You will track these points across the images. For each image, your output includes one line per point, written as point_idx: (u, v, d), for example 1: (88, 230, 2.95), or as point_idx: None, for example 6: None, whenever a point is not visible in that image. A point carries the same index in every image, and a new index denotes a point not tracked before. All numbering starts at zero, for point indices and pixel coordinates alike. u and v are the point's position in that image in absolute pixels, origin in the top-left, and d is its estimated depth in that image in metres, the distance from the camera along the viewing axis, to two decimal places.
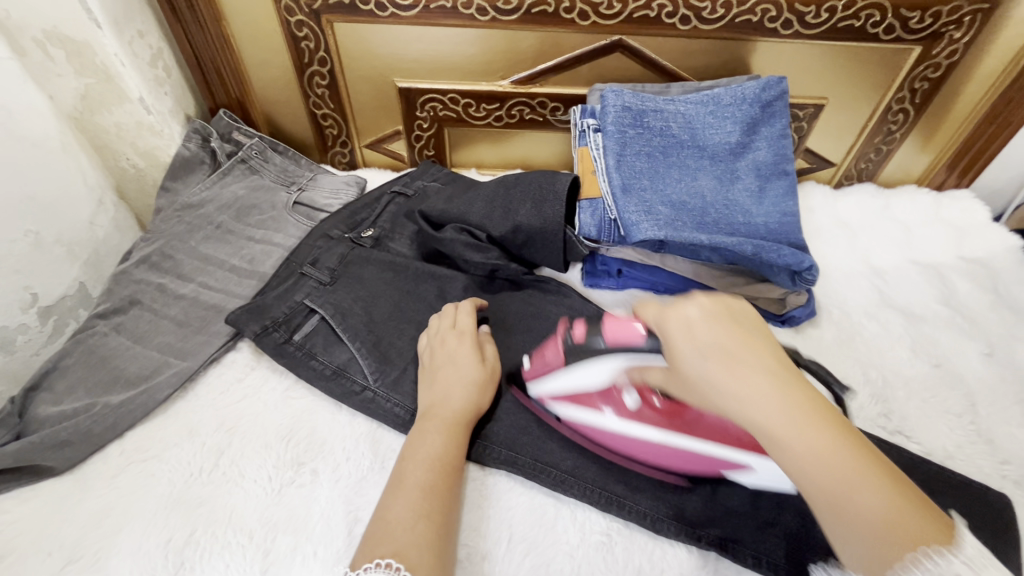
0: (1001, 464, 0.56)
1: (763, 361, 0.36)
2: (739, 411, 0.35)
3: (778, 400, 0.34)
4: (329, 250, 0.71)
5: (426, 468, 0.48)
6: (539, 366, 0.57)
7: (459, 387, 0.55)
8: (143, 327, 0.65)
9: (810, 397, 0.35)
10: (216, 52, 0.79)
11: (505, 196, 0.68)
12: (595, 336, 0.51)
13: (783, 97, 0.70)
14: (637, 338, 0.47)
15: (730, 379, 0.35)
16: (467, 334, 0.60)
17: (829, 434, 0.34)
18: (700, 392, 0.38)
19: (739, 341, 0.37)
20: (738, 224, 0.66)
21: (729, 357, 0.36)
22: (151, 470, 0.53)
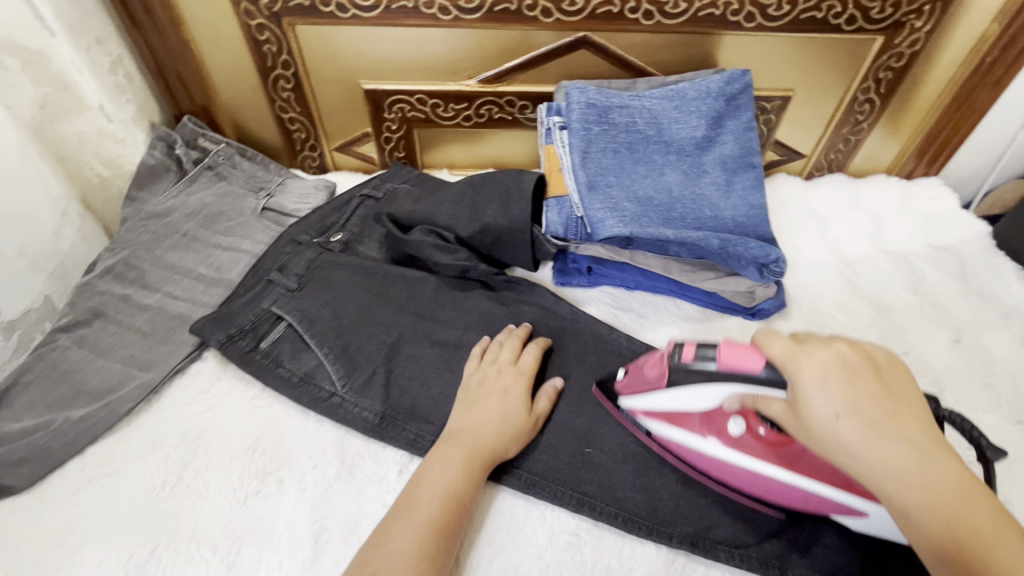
0: (966, 450, 0.57)
1: (898, 428, 0.37)
2: (864, 472, 0.37)
3: (912, 468, 0.36)
4: (296, 255, 0.70)
5: (436, 505, 0.47)
6: (636, 379, 0.53)
7: (495, 424, 0.53)
8: (106, 340, 0.64)
9: (942, 462, 0.36)
10: (179, 57, 0.78)
11: (473, 196, 0.67)
12: (709, 358, 0.46)
13: (747, 90, 0.70)
14: (756, 366, 0.43)
15: (864, 442, 0.37)
16: (523, 376, 0.57)
17: (958, 501, 0.35)
18: (821, 443, 0.39)
19: (876, 404, 0.37)
20: (706, 218, 0.66)
21: (868, 421, 0.37)
22: (114, 485, 0.53)
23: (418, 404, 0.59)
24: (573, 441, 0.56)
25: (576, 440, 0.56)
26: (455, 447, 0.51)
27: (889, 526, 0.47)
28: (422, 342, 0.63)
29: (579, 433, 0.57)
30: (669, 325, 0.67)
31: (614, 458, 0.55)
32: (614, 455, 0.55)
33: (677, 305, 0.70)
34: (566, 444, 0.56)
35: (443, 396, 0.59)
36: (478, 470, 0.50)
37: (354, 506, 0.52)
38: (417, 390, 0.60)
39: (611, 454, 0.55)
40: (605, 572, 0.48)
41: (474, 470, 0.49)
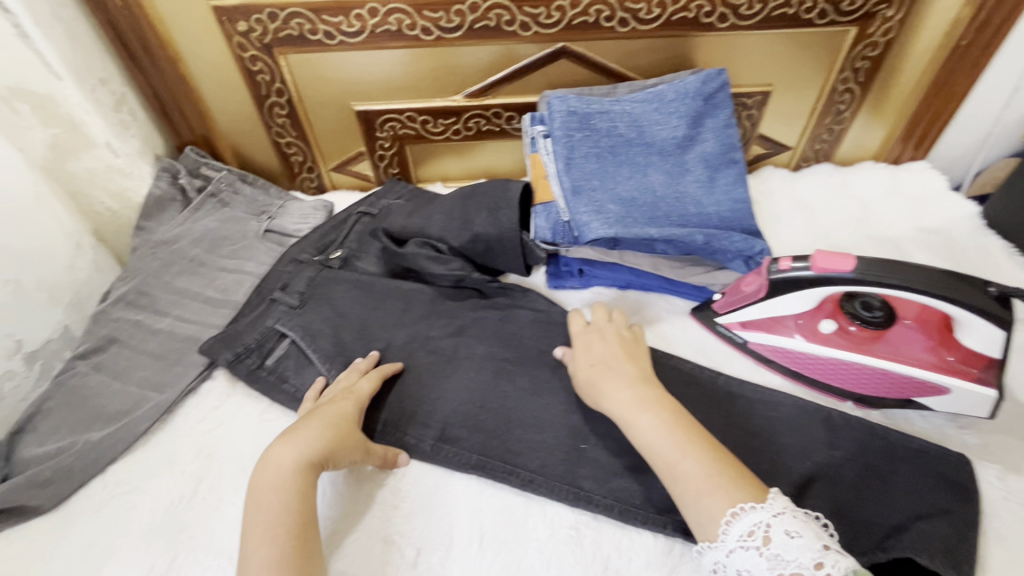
0: (960, 430, 0.57)
1: (631, 367, 0.55)
2: (606, 401, 0.52)
3: (636, 394, 0.51)
4: (296, 274, 0.73)
5: (268, 541, 0.44)
6: (735, 296, 0.63)
7: (319, 425, 0.52)
8: (122, 364, 0.67)
9: (652, 390, 0.52)
10: (179, 92, 0.82)
11: (462, 209, 0.70)
12: (802, 266, 0.56)
13: (724, 88, 0.72)
14: (846, 268, 0.53)
15: (604, 380, 0.54)
16: (358, 396, 0.57)
17: (666, 416, 0.49)
18: (589, 389, 0.55)
19: (619, 355, 0.57)
20: (690, 215, 0.68)
21: (608, 366, 0.55)
22: (133, 502, 0.55)
23: (416, 412, 0.60)
24: (569, 438, 0.58)
25: (572, 438, 0.58)
26: (273, 469, 0.48)
27: (969, 405, 0.55)
28: (420, 351, 0.66)
29: (575, 430, 0.58)
30: (662, 321, 0.68)
31: (611, 451, 0.56)
32: (609, 450, 0.57)
33: (669, 301, 0.71)
34: (563, 443, 0.57)
35: (442, 400, 0.61)
36: (294, 485, 0.47)
37: (355, 513, 0.53)
38: (417, 397, 0.61)
39: (606, 449, 0.57)
40: (605, 563, 0.50)
41: (292, 483, 0.47)
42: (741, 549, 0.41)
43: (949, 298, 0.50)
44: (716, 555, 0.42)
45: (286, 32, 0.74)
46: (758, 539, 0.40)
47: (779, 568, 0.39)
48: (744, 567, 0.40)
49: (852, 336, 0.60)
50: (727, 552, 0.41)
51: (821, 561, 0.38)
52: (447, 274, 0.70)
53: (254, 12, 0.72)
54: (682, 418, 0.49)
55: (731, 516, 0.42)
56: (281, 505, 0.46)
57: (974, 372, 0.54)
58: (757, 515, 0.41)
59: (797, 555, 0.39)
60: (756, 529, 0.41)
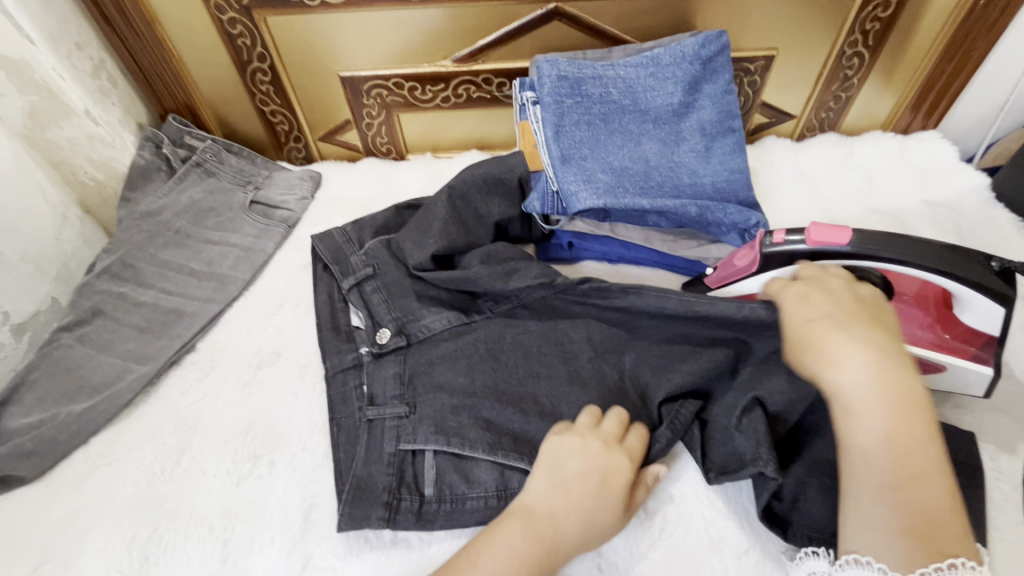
0: (953, 409, 0.56)
1: (877, 336, 0.44)
2: (843, 373, 0.42)
3: (879, 384, 0.41)
4: (377, 377, 0.59)
5: None
6: (727, 271, 0.60)
7: (584, 510, 0.45)
8: (106, 336, 0.66)
9: (905, 380, 0.41)
10: (158, 58, 0.79)
11: (455, 192, 0.64)
12: (797, 239, 0.54)
13: (723, 52, 0.68)
14: (842, 241, 0.52)
15: (832, 343, 0.43)
16: (631, 460, 0.49)
17: (909, 424, 0.40)
18: (808, 347, 0.45)
19: (852, 319, 0.45)
20: (684, 185, 0.65)
21: (838, 325, 0.44)
22: (118, 472, 0.55)
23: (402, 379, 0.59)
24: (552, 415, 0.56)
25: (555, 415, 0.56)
26: (523, 530, 0.44)
27: (962, 382, 0.54)
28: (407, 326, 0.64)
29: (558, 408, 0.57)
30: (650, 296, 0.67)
31: None
32: None
33: (659, 275, 0.70)
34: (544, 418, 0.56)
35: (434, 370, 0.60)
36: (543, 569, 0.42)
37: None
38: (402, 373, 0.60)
39: None
40: None
41: (531, 560, 0.42)
42: None
43: (947, 272, 0.48)
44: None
45: None
46: None
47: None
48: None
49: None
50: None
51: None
52: (532, 284, 0.59)
53: None
54: (920, 427, 0.40)
55: (945, 565, 0.35)
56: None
57: (971, 350, 0.52)
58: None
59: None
60: None
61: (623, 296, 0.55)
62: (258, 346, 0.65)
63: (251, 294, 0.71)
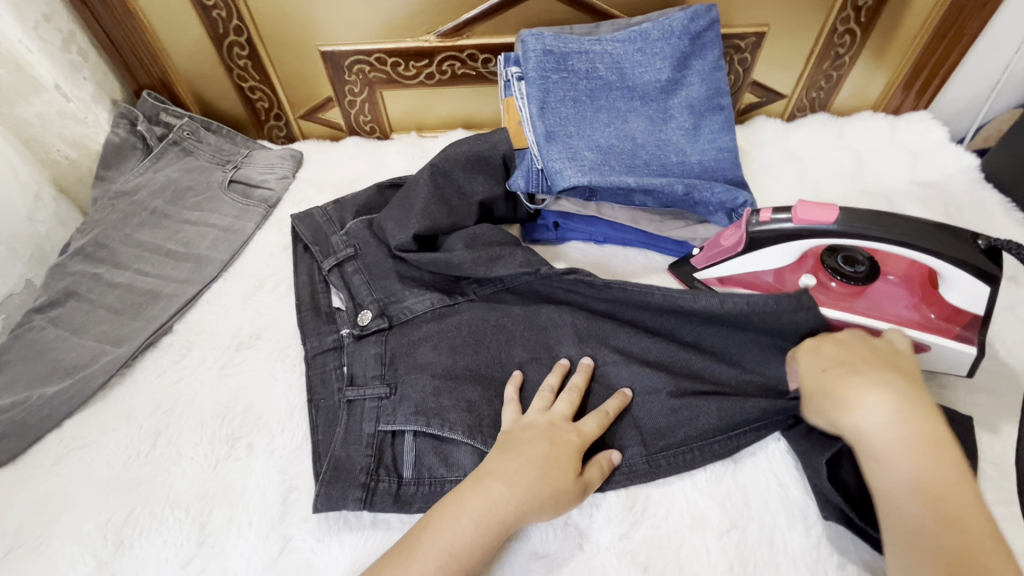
0: (936, 388, 0.56)
1: (894, 379, 0.43)
2: (868, 422, 0.42)
3: (902, 425, 0.41)
4: (358, 356, 0.58)
5: (437, 566, 0.41)
6: (713, 251, 0.60)
7: (536, 470, 0.45)
8: (80, 318, 0.65)
9: (931, 423, 0.41)
10: (130, 31, 0.76)
11: (437, 169, 0.63)
12: (782, 218, 0.54)
13: (714, 27, 0.67)
14: (828, 220, 0.51)
15: (852, 389, 0.43)
16: (583, 440, 0.49)
17: (940, 471, 0.39)
18: (823, 395, 0.45)
19: (868, 365, 0.44)
20: (671, 164, 0.64)
21: (847, 368, 0.44)
22: (90, 455, 0.54)
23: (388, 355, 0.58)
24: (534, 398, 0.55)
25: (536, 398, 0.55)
26: (479, 496, 0.44)
27: (946, 361, 0.53)
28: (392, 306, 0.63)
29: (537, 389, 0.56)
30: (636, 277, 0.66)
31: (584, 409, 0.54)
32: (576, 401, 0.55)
33: (646, 256, 0.69)
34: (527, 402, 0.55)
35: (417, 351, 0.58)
36: (494, 533, 0.43)
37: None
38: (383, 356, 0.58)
39: None
40: (565, 520, 0.49)
41: (488, 533, 0.43)
42: None
43: (934, 250, 0.47)
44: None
45: None
46: None
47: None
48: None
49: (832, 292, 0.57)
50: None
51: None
52: (516, 271, 0.59)
53: None
54: (947, 468, 0.39)
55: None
56: (476, 542, 0.42)
57: (956, 330, 0.52)
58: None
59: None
60: None
61: (608, 289, 0.56)
62: (237, 328, 0.64)
63: (230, 275, 0.70)
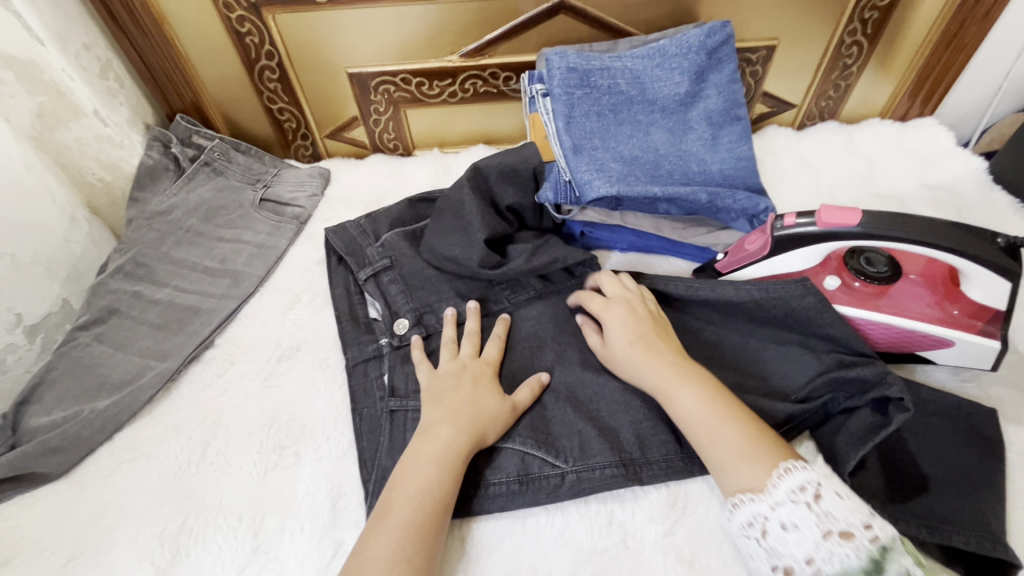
0: (961, 382, 0.58)
1: (664, 343, 0.55)
2: (673, 400, 0.51)
3: (678, 371, 0.52)
4: (399, 366, 0.60)
5: (415, 506, 0.46)
6: (737, 255, 0.62)
7: (467, 408, 0.53)
8: (124, 335, 0.67)
9: (707, 384, 0.51)
10: (165, 58, 0.79)
11: (476, 178, 0.64)
12: (806, 222, 0.56)
13: (729, 42, 0.70)
14: (851, 223, 0.53)
15: (645, 354, 0.54)
16: (491, 366, 0.58)
17: (724, 430, 0.48)
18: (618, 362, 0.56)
19: (639, 345, 0.54)
20: (693, 173, 0.67)
21: (646, 342, 0.55)
22: (142, 467, 0.56)
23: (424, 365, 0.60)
24: (573, 404, 0.57)
25: (575, 403, 0.57)
26: (433, 443, 0.50)
27: (969, 356, 0.55)
28: (430, 316, 0.64)
29: (573, 394, 0.58)
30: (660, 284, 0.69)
31: (622, 411, 0.56)
32: (612, 404, 0.57)
33: (669, 262, 0.71)
34: (567, 408, 0.56)
35: None
36: (454, 464, 0.49)
37: None
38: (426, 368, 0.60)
39: (609, 404, 0.57)
40: (609, 517, 0.51)
41: (451, 465, 0.49)
42: (790, 503, 0.42)
43: (954, 249, 0.50)
44: (759, 508, 0.43)
45: None
46: (808, 493, 0.42)
47: (827, 524, 0.40)
48: (790, 519, 0.42)
49: (856, 292, 0.59)
50: (772, 506, 0.43)
51: (870, 523, 0.40)
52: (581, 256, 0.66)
53: None
54: (739, 416, 0.49)
55: (782, 472, 0.44)
56: (432, 481, 0.48)
57: (978, 325, 0.54)
58: (807, 474, 0.43)
59: (846, 515, 0.41)
60: (807, 485, 0.43)
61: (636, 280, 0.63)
62: (276, 341, 0.66)
63: (266, 290, 0.72)
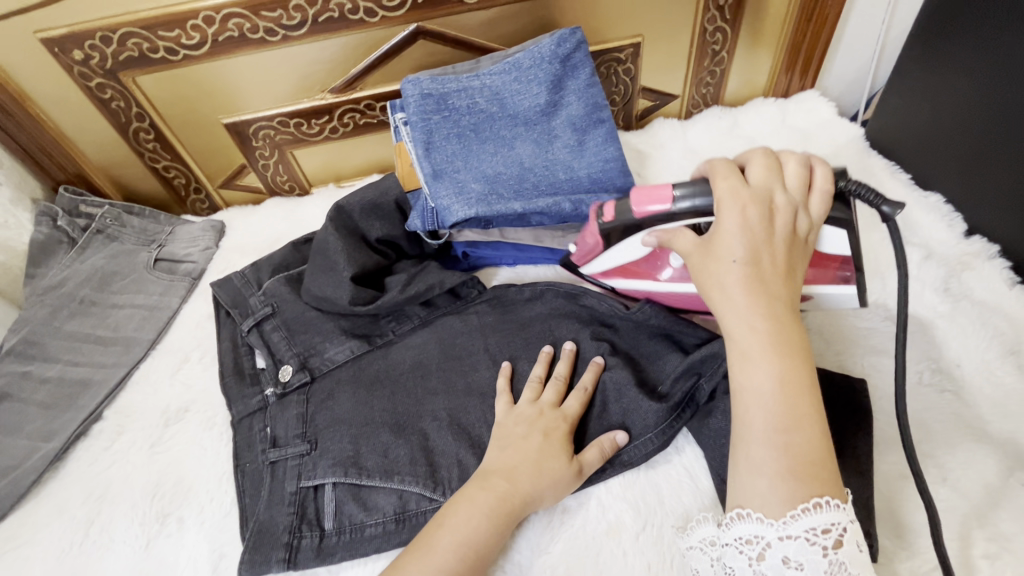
0: (833, 355, 0.59)
1: (780, 292, 0.43)
2: (754, 363, 0.42)
3: (775, 339, 0.42)
4: (281, 415, 0.60)
5: (456, 559, 0.45)
6: (583, 250, 0.60)
7: (530, 466, 0.49)
8: (12, 420, 0.65)
9: (804, 374, 0.41)
10: (36, 132, 0.78)
11: (341, 217, 0.67)
12: (625, 210, 0.53)
13: (581, 47, 0.70)
14: (665, 204, 0.51)
15: (747, 291, 0.43)
16: (568, 422, 0.53)
17: (795, 432, 0.40)
18: (712, 278, 0.45)
19: (747, 287, 0.43)
20: (560, 181, 0.67)
21: (754, 277, 0.43)
22: (26, 554, 0.55)
23: (305, 412, 0.60)
24: (451, 427, 0.56)
25: (454, 427, 0.56)
26: (488, 494, 0.47)
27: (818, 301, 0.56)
28: (314, 360, 0.63)
29: (454, 419, 0.57)
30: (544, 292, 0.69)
31: None
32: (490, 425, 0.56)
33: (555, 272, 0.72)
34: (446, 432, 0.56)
35: (332, 401, 0.60)
36: (505, 519, 0.47)
37: None
38: (309, 413, 0.60)
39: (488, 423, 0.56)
40: None
41: (499, 519, 0.47)
42: (808, 541, 0.37)
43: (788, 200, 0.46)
44: (766, 532, 0.38)
45: (126, 54, 0.72)
46: (830, 539, 0.37)
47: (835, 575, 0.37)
48: (797, 556, 0.37)
49: None
50: (781, 536, 0.38)
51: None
52: (460, 278, 0.65)
53: (86, 38, 0.70)
54: (816, 424, 0.40)
55: (811, 506, 0.38)
56: (488, 534, 0.46)
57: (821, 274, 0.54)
58: (837, 515, 0.38)
59: (857, 570, 0.37)
60: (831, 529, 0.37)
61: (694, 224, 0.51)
62: (165, 404, 0.65)
63: (158, 353, 0.71)
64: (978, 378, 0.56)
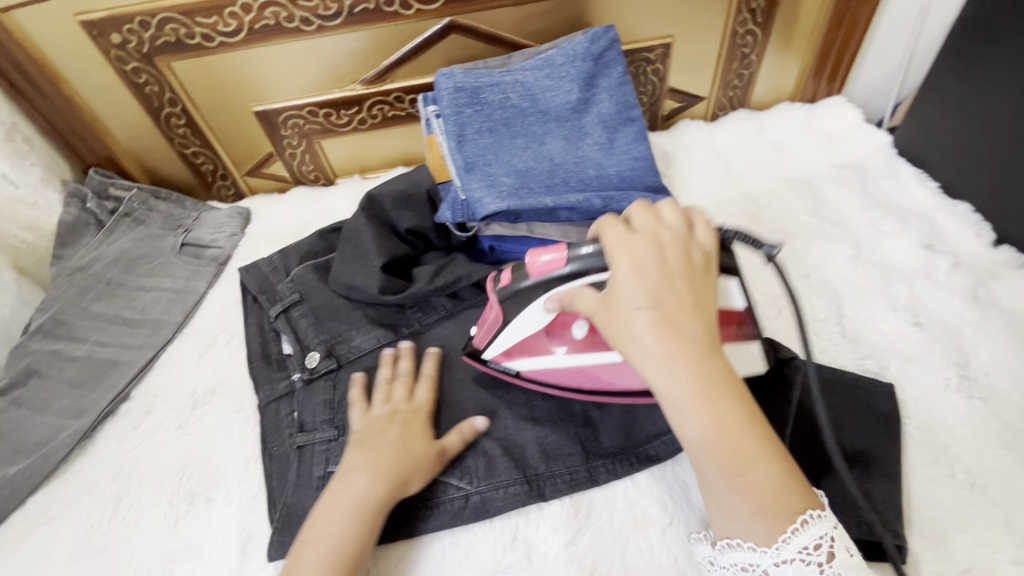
0: (862, 359, 0.59)
1: (693, 334, 0.39)
2: (685, 416, 0.37)
3: (700, 387, 0.37)
4: (308, 399, 0.60)
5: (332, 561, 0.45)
6: (484, 327, 0.55)
7: (393, 453, 0.51)
8: (42, 397, 0.66)
9: (741, 412, 0.37)
10: (69, 114, 0.79)
11: (373, 207, 0.67)
12: (519, 274, 0.50)
13: (614, 45, 0.71)
14: (559, 265, 0.47)
15: (665, 337, 0.38)
16: (418, 410, 0.55)
17: (752, 471, 0.36)
18: (618, 330, 0.40)
19: (657, 334, 0.38)
20: (591, 178, 0.67)
21: (663, 322, 0.39)
22: (55, 528, 0.56)
23: (333, 398, 0.60)
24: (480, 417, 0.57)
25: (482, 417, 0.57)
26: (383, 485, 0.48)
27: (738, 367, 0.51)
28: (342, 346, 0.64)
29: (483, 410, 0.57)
30: None
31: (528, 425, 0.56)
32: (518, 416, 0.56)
33: None
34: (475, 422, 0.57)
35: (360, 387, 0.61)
36: (373, 518, 0.47)
37: None
38: (337, 399, 0.60)
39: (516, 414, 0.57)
40: (514, 534, 0.51)
41: (366, 512, 0.47)
42: (802, 563, 0.35)
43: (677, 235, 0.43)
44: (760, 560, 0.36)
45: (163, 39, 0.72)
46: (822, 555, 0.36)
47: None
48: None
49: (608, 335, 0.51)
50: (776, 562, 0.36)
51: None
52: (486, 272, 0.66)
53: (124, 23, 0.70)
54: (772, 455, 0.37)
55: (796, 525, 0.36)
56: (364, 534, 0.47)
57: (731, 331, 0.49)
58: (823, 526, 0.36)
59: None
60: (822, 542, 0.36)
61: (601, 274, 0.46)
62: (193, 386, 0.66)
63: (186, 336, 0.72)
64: (1009, 386, 0.56)
